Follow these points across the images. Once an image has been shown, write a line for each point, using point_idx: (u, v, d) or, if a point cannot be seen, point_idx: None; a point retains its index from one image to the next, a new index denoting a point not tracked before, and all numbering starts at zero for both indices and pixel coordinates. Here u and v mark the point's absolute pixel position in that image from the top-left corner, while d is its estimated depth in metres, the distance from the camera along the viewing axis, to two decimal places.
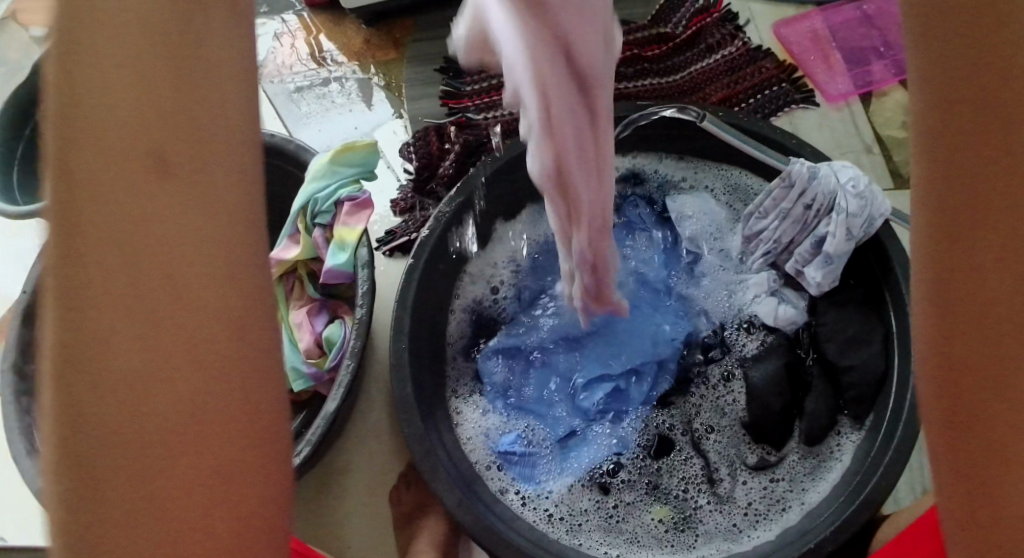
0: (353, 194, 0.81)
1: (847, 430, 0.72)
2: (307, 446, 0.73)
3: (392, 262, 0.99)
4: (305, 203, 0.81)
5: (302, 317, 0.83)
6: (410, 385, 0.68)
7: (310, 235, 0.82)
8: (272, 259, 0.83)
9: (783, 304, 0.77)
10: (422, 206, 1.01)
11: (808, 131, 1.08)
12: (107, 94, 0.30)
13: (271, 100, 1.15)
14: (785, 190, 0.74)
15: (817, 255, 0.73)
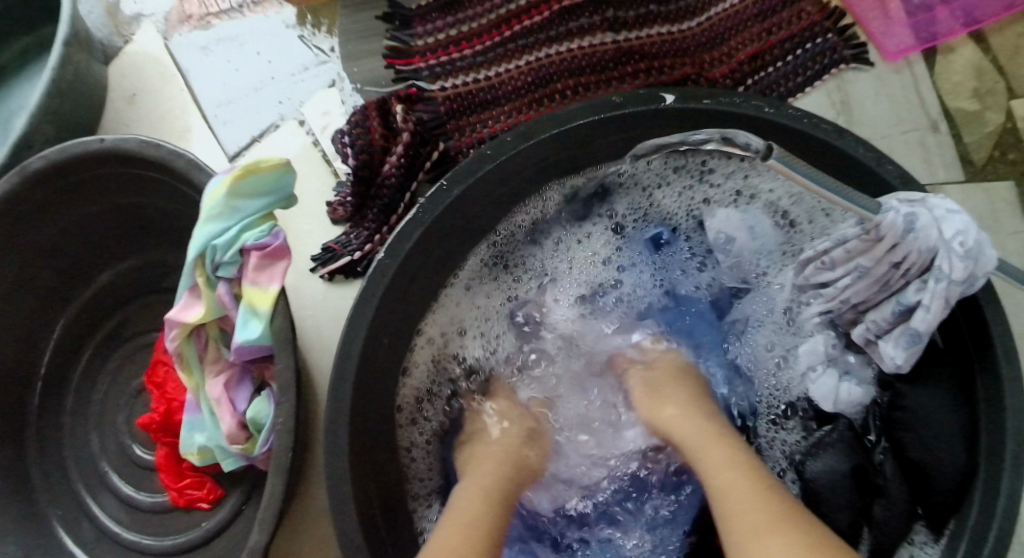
0: (261, 240, 0.63)
1: (920, 541, 0.61)
2: None
3: (333, 288, 0.82)
4: (201, 252, 0.62)
5: (220, 393, 0.66)
6: None
7: (213, 291, 0.65)
8: (170, 322, 0.64)
9: (847, 380, 0.61)
10: (366, 213, 0.82)
11: (860, 99, 0.88)
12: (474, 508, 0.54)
13: (177, 61, 0.90)
14: (864, 239, 0.56)
15: (899, 326, 0.56)
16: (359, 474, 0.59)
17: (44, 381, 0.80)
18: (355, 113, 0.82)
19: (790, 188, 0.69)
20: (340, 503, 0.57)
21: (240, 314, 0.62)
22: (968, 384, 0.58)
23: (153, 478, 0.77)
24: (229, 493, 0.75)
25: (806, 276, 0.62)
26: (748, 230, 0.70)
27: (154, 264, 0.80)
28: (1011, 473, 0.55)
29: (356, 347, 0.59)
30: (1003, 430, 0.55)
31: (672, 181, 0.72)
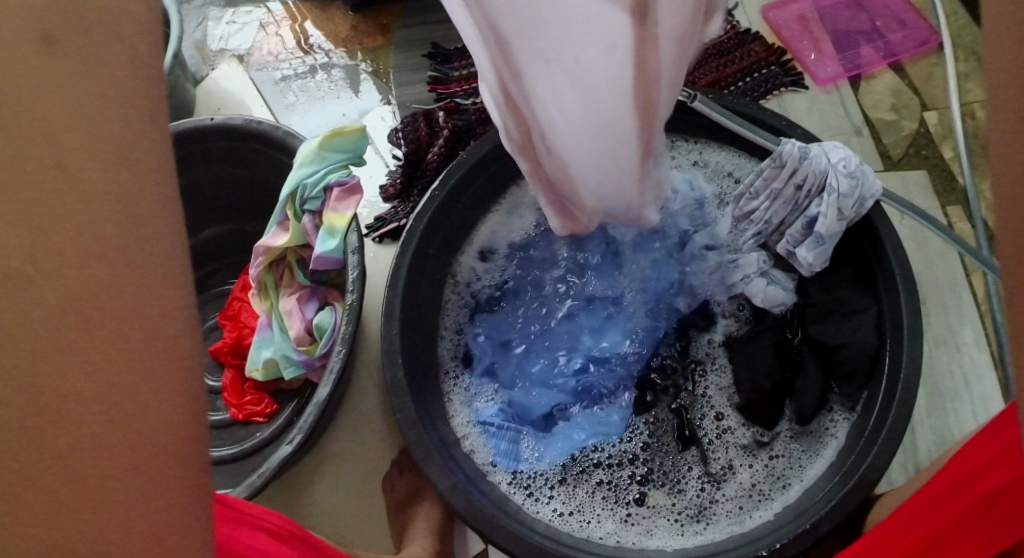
0: (343, 179, 0.79)
1: (838, 409, 0.71)
2: (301, 432, 0.72)
3: (382, 248, 0.98)
4: (294, 189, 0.79)
5: (292, 305, 0.82)
6: (402, 367, 0.68)
7: (299, 222, 0.80)
8: (261, 247, 0.81)
9: (774, 285, 0.75)
10: (411, 191, 1.00)
11: (797, 112, 1.07)
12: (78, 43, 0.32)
13: (259, 89, 1.13)
14: (776, 169, 0.72)
15: (808, 236, 0.72)
16: None
17: None
18: (407, 118, 1.03)
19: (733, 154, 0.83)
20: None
21: (320, 235, 0.78)
22: (870, 280, 0.72)
23: (216, 400, 0.92)
24: (283, 408, 0.89)
25: (739, 210, 0.78)
26: (690, 187, 0.83)
27: (231, 232, 1.00)
28: (908, 342, 0.66)
29: None
30: (899, 309, 0.68)
31: None
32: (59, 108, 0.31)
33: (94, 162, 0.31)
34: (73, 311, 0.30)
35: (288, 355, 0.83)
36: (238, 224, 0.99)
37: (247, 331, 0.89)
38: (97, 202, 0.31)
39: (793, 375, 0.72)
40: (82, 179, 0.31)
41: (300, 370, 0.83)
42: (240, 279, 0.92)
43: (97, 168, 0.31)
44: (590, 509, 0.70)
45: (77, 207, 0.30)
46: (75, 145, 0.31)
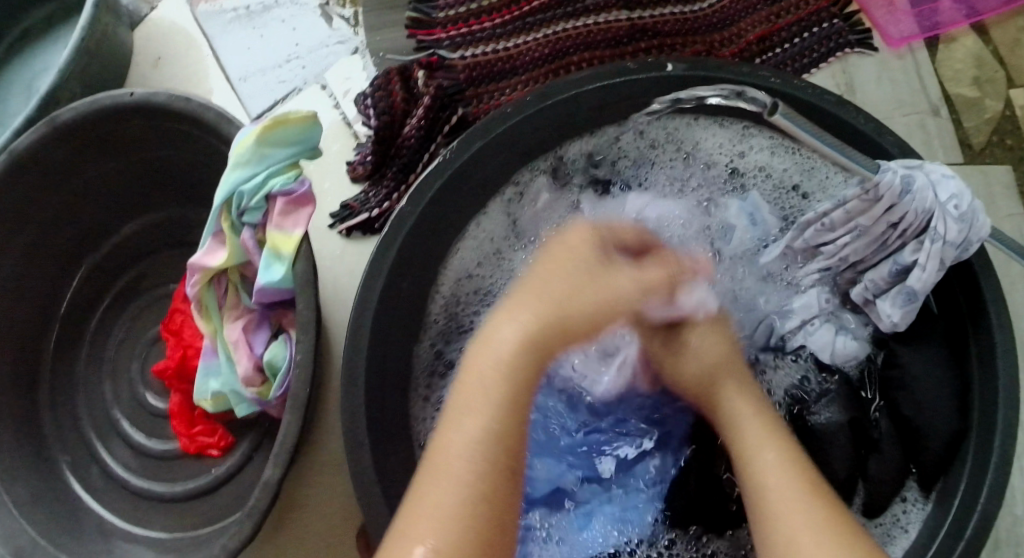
0: (288, 186, 0.65)
1: (912, 498, 0.65)
2: (251, 518, 0.62)
3: (351, 245, 0.74)
4: (229, 196, 0.65)
5: (237, 335, 0.69)
6: (371, 453, 0.59)
7: (237, 236, 0.67)
8: (194, 265, 0.68)
9: (843, 334, 0.68)
10: (386, 171, 0.75)
11: (863, 84, 0.85)
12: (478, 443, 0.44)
13: (203, 33, 0.87)
14: (865, 201, 0.63)
15: (896, 285, 0.64)
16: (376, 417, 0.61)
17: (58, 332, 0.82)
18: (377, 75, 0.75)
19: (802, 162, 0.73)
20: (355, 438, 0.59)
21: (263, 257, 0.65)
22: (963, 349, 0.63)
23: (165, 426, 0.79)
24: (239, 441, 0.75)
25: (806, 240, 0.69)
26: (747, 214, 0.74)
27: (173, 220, 0.83)
28: (1000, 438, 0.59)
29: (375, 295, 0.62)
30: (995, 394, 0.60)
31: (674, 150, 0.75)
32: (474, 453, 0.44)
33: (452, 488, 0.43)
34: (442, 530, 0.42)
35: (238, 391, 0.70)
36: (183, 210, 0.82)
37: (193, 351, 0.74)
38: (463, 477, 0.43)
39: (866, 451, 0.66)
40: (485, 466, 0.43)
41: (255, 408, 0.72)
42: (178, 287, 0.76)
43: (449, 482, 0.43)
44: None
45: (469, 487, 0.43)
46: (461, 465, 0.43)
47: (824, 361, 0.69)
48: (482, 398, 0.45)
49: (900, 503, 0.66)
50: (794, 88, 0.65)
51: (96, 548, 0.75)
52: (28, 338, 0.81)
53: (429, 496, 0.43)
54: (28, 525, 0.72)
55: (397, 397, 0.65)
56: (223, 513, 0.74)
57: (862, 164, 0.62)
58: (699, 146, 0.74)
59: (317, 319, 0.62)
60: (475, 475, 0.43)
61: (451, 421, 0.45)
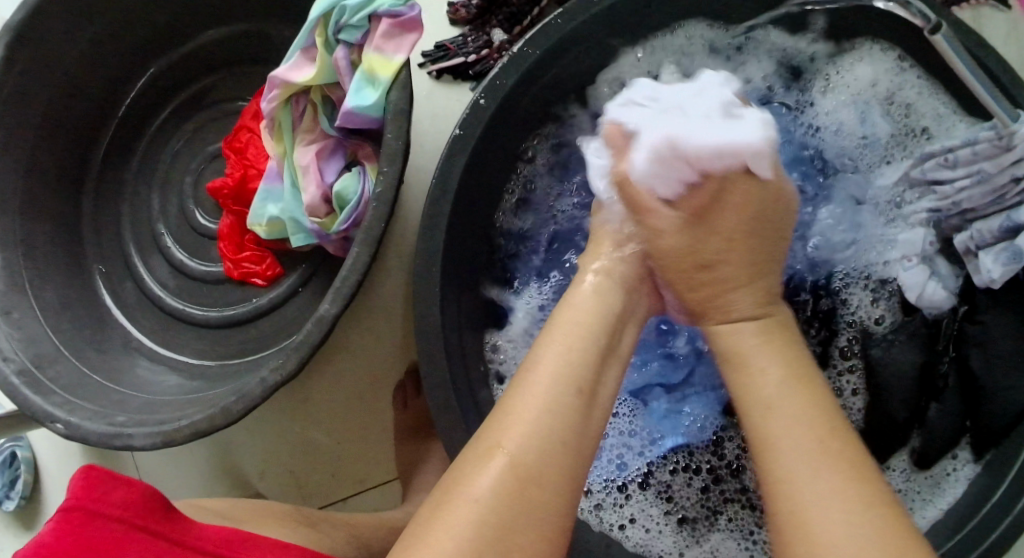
0: (396, 9, 0.62)
1: (962, 458, 0.64)
2: (298, 352, 0.59)
3: (439, 88, 0.71)
4: (329, 10, 0.62)
5: (310, 160, 0.66)
6: (438, 302, 0.58)
7: (330, 54, 0.64)
8: (277, 78, 0.64)
9: (934, 279, 0.66)
10: (490, 18, 0.71)
11: (990, 36, 0.80)
12: (562, 334, 0.51)
13: None
14: (995, 148, 0.61)
15: (1005, 243, 0.61)
16: (446, 270, 0.59)
17: (111, 137, 0.80)
18: None
19: (941, 109, 0.66)
20: (424, 286, 0.57)
21: (355, 81, 0.62)
22: None
23: (210, 248, 0.77)
24: (284, 273, 0.73)
25: (923, 172, 0.66)
26: (858, 114, 0.70)
27: (245, 36, 0.78)
28: None
29: (467, 146, 0.58)
30: None
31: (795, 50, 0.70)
32: (562, 362, 0.49)
33: (565, 347, 0.50)
34: (546, 435, 0.46)
35: (298, 220, 0.67)
36: (262, 27, 0.77)
37: (254, 173, 0.71)
38: (556, 364, 0.49)
39: (927, 399, 0.65)
40: (580, 349, 0.50)
41: (312, 239, 0.69)
42: (250, 106, 0.73)
43: (547, 395, 0.48)
44: (675, 509, 0.66)
45: (587, 389, 0.49)
46: (549, 345, 0.51)
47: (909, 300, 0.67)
48: (568, 324, 0.52)
49: (951, 461, 0.65)
50: (946, 15, 0.60)
51: (119, 365, 0.73)
52: (77, 141, 0.77)
53: (503, 421, 0.47)
54: (52, 334, 0.70)
55: (471, 256, 0.63)
56: (260, 346, 0.72)
57: (1005, 109, 0.59)
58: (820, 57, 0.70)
59: (405, 156, 0.59)
60: (541, 416, 0.47)
61: (547, 354, 0.50)
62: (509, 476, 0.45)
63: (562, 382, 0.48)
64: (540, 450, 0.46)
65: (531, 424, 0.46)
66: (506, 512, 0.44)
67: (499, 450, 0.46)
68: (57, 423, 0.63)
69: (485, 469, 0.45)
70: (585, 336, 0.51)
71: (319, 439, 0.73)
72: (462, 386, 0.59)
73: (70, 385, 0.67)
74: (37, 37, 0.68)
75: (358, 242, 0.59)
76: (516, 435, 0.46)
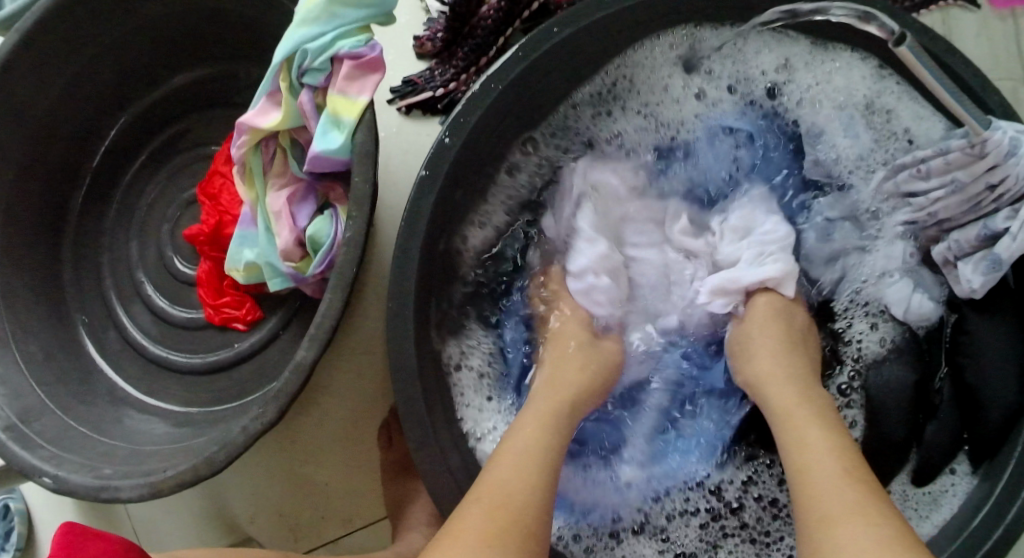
0: (357, 50, 0.61)
1: (961, 473, 0.63)
2: (276, 399, 0.59)
3: (409, 123, 0.71)
4: (291, 54, 0.62)
5: (280, 205, 0.65)
6: (414, 343, 0.57)
7: (295, 97, 0.63)
8: (244, 125, 0.64)
9: (920, 291, 0.66)
10: (456, 50, 0.70)
11: (963, 38, 0.79)
12: (544, 401, 0.58)
13: None
14: (968, 155, 0.59)
15: (983, 253, 0.60)
16: (420, 310, 0.58)
17: (90, 185, 0.80)
18: None
19: (921, 113, 0.65)
20: (398, 327, 0.57)
21: (321, 124, 0.62)
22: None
23: (190, 293, 0.77)
24: (265, 316, 0.73)
25: (897, 183, 0.65)
26: (842, 126, 0.69)
27: (220, 78, 0.79)
28: None
29: (434, 184, 0.58)
30: None
31: (771, 58, 0.68)
32: (543, 422, 0.56)
33: (549, 410, 0.57)
34: (523, 480, 0.50)
35: (273, 264, 0.67)
36: (232, 69, 0.77)
37: (228, 218, 0.71)
38: (541, 423, 0.56)
39: (923, 416, 0.64)
40: (557, 412, 0.57)
41: (289, 282, 0.69)
42: (222, 151, 0.73)
43: (529, 446, 0.53)
44: (673, 553, 0.65)
45: (561, 447, 0.55)
46: (534, 411, 0.58)
47: (896, 316, 0.67)
48: (554, 394, 0.59)
49: (949, 476, 0.64)
50: (914, 24, 0.59)
51: (106, 414, 0.73)
52: (54, 192, 0.77)
53: (493, 482, 0.50)
54: (36, 386, 0.70)
55: (446, 293, 0.62)
56: (243, 390, 0.72)
57: (975, 117, 0.56)
58: (800, 63, 0.67)
59: (373, 197, 0.59)
60: (526, 469, 0.51)
61: (534, 417, 0.56)
62: (489, 521, 0.47)
63: (543, 436, 0.55)
64: (516, 496, 0.49)
65: (509, 474, 0.51)
66: (488, 552, 0.45)
67: (483, 498, 0.49)
68: (46, 477, 0.63)
69: (466, 518, 0.48)
70: (561, 403, 0.58)
71: (307, 480, 0.72)
72: (441, 426, 0.58)
73: (56, 438, 0.67)
74: (8, 93, 0.68)
75: (330, 286, 0.59)
76: (501, 485, 0.50)
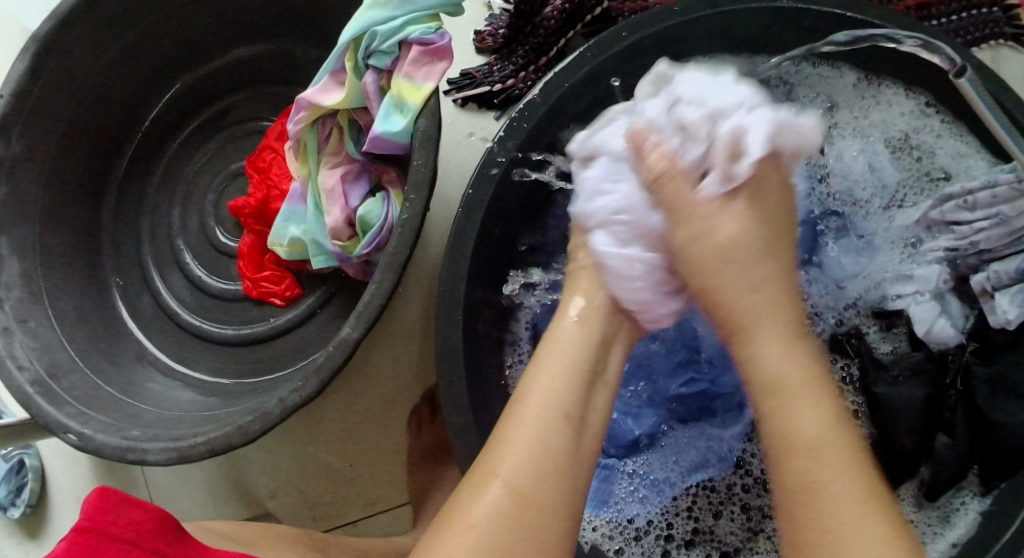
0: (426, 36, 0.62)
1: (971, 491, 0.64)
2: (317, 374, 0.59)
3: (464, 115, 0.72)
4: (359, 35, 0.62)
5: (334, 184, 0.66)
6: (460, 329, 0.57)
7: (359, 78, 0.64)
8: (305, 101, 0.64)
9: (945, 316, 0.66)
10: (516, 48, 0.71)
11: (1012, 78, 0.80)
12: (561, 347, 0.53)
13: None
14: (1017, 190, 0.62)
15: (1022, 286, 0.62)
16: (469, 298, 0.58)
17: (135, 150, 0.80)
18: None
19: (959, 145, 0.68)
20: (447, 311, 0.57)
21: (383, 106, 0.62)
22: None
23: (228, 266, 0.77)
24: (304, 295, 0.73)
25: (941, 213, 0.67)
26: (869, 163, 0.71)
27: (274, 56, 0.79)
28: None
29: (495, 173, 0.58)
30: None
31: (813, 91, 0.71)
32: (559, 369, 0.51)
33: (563, 359, 0.52)
34: (541, 445, 0.48)
35: (319, 241, 0.67)
36: (289, 47, 0.78)
37: (276, 193, 0.71)
38: (555, 376, 0.51)
39: (933, 431, 0.65)
40: (578, 361, 0.52)
41: (333, 261, 0.69)
42: (275, 127, 0.73)
43: (542, 406, 0.49)
44: (709, 541, 0.65)
45: (581, 410, 0.51)
46: (548, 359, 0.52)
47: (917, 334, 0.67)
48: (579, 337, 0.53)
49: (960, 494, 0.64)
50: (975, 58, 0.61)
51: (135, 379, 0.73)
52: (100, 152, 0.77)
53: (512, 441, 0.48)
54: (68, 344, 0.70)
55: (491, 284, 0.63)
56: (276, 366, 0.72)
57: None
58: (840, 97, 0.71)
59: (430, 182, 0.59)
60: (538, 436, 0.48)
61: (548, 362, 0.52)
62: (511, 498, 0.46)
63: (553, 390, 0.50)
64: (541, 464, 0.47)
65: (527, 435, 0.48)
66: (507, 538, 0.45)
67: (502, 462, 0.47)
68: (71, 434, 0.62)
69: (486, 482, 0.47)
70: (582, 348, 0.53)
71: (334, 459, 0.72)
72: (480, 414, 0.58)
73: (85, 397, 0.67)
74: (69, 49, 0.68)
75: (382, 266, 0.59)
76: (518, 451, 0.48)
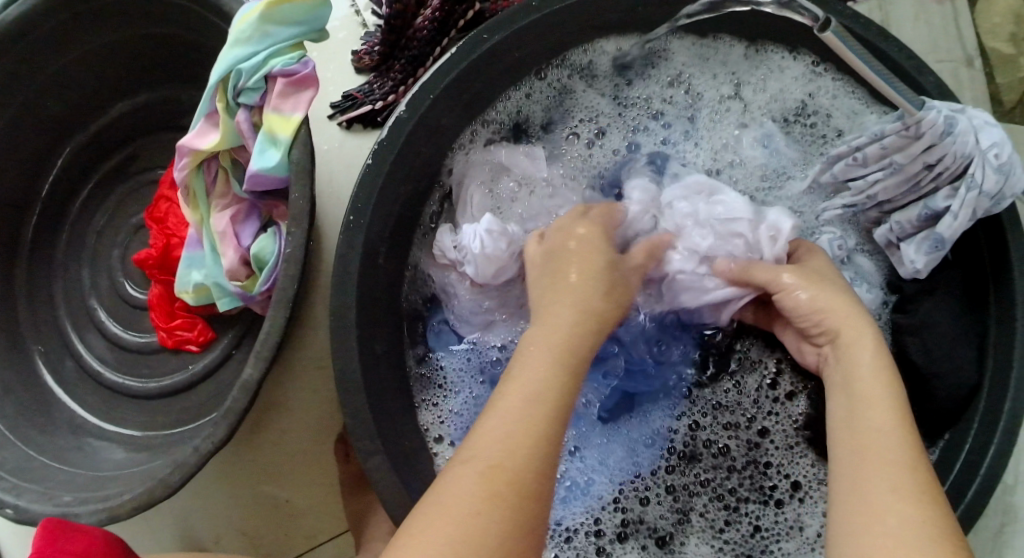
0: (290, 66, 0.62)
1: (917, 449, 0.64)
2: (227, 418, 0.59)
3: (350, 137, 0.72)
4: (226, 75, 0.62)
5: (225, 226, 0.66)
6: (358, 353, 0.57)
7: (232, 117, 0.64)
8: (184, 146, 0.64)
9: (859, 282, 0.68)
10: (394, 63, 0.71)
11: (898, 26, 0.80)
12: (552, 329, 0.50)
13: None
14: (904, 137, 0.61)
15: (926, 234, 0.62)
16: (363, 322, 0.59)
17: (41, 214, 0.80)
18: None
19: (850, 102, 0.68)
20: (341, 339, 0.57)
21: (258, 142, 0.62)
22: (983, 305, 0.61)
23: (143, 318, 0.77)
24: (218, 338, 0.73)
25: (833, 174, 0.67)
26: (766, 138, 0.71)
27: (163, 102, 0.79)
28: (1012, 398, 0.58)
29: (374, 195, 0.58)
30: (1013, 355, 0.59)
31: (704, 69, 0.71)
32: (549, 353, 0.48)
33: (556, 341, 0.49)
34: (515, 423, 0.44)
35: (221, 284, 0.67)
36: (178, 92, 0.78)
37: (177, 241, 0.72)
38: (541, 357, 0.48)
39: None
40: (572, 347, 0.49)
41: (239, 301, 0.69)
42: (166, 175, 0.73)
43: (530, 386, 0.46)
44: (640, 529, 0.65)
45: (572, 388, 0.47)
46: (537, 341, 0.50)
47: None
48: (561, 322, 0.51)
49: None
50: (842, 10, 0.61)
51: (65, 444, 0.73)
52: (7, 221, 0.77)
53: (493, 420, 0.44)
54: None
55: (389, 304, 0.63)
56: (198, 412, 0.72)
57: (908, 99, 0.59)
58: (734, 71, 0.70)
59: (311, 211, 0.59)
60: (521, 411, 0.45)
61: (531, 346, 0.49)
62: (481, 475, 0.42)
63: (537, 369, 0.47)
64: (510, 439, 0.43)
65: (506, 413, 0.45)
66: (463, 517, 0.41)
67: (480, 442, 0.44)
68: (6, 508, 0.63)
69: (462, 460, 0.43)
70: (576, 334, 0.50)
71: (270, 497, 0.72)
72: (389, 435, 0.58)
73: (17, 469, 0.67)
74: None
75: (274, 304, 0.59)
76: (495, 428, 0.44)
